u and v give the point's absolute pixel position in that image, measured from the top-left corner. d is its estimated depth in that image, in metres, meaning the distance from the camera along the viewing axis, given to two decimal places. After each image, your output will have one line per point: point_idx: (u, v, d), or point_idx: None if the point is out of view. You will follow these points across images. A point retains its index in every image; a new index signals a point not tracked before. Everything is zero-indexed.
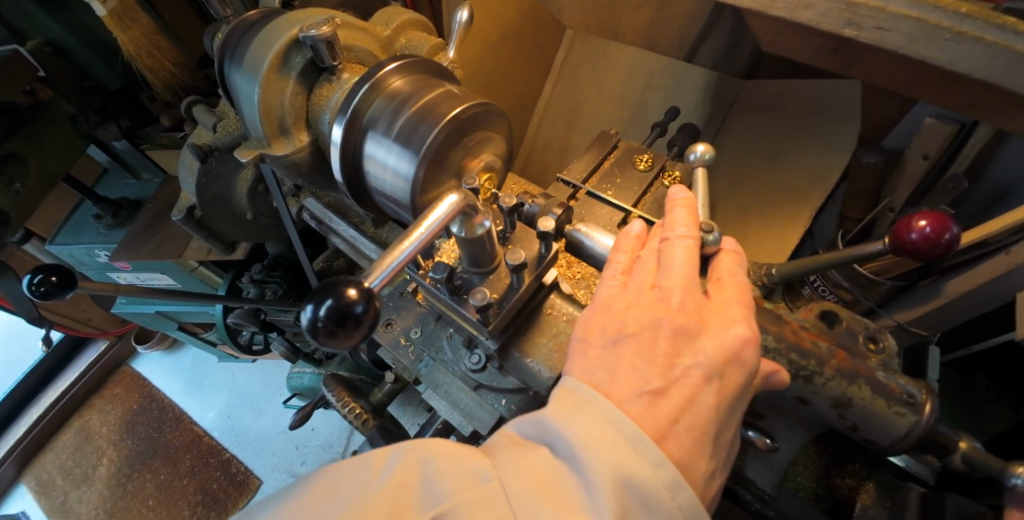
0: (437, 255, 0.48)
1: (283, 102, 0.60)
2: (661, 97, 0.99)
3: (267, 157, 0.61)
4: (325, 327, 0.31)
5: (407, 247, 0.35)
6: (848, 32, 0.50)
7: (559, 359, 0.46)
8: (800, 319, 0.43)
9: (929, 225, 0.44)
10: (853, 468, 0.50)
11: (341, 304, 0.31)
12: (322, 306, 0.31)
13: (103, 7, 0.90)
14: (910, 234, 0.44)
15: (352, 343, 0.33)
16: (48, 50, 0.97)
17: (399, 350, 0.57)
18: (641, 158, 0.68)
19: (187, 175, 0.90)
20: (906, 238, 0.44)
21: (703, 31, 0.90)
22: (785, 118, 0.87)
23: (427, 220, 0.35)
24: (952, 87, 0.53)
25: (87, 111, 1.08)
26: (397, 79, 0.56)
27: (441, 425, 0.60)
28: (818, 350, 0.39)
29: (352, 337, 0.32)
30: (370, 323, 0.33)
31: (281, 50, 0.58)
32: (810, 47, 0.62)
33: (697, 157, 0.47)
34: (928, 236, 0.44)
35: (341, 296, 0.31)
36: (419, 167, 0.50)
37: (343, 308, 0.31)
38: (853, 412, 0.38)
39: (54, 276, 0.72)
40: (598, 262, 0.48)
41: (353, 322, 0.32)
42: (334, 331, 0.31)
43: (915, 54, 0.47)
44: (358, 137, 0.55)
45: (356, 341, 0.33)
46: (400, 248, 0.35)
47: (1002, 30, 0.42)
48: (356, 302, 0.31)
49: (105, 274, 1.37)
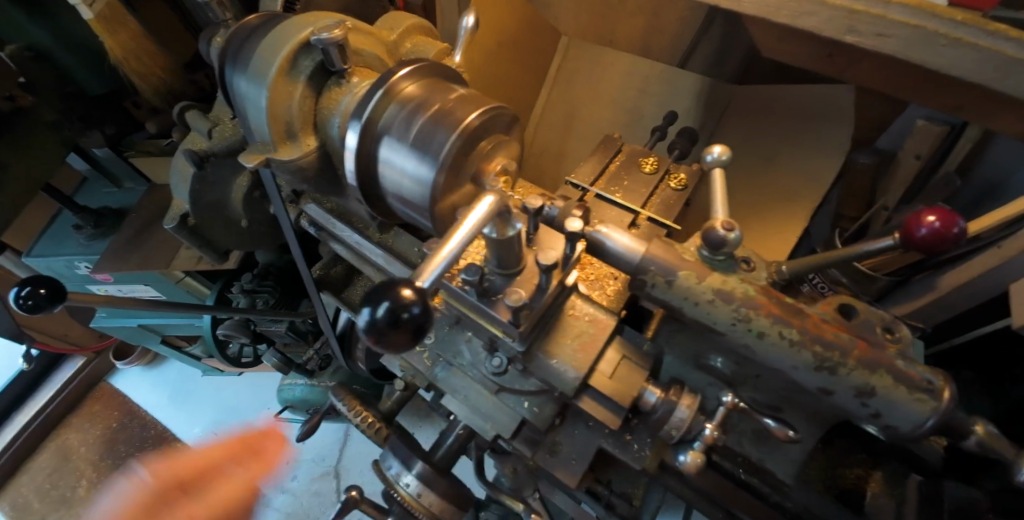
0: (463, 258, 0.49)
1: (291, 106, 0.59)
2: (658, 102, 1.00)
3: (273, 161, 0.60)
4: (379, 329, 0.29)
5: (453, 245, 0.33)
6: (849, 39, 0.50)
7: (584, 359, 0.47)
8: (819, 311, 0.44)
9: (931, 220, 0.44)
10: (862, 460, 0.60)
11: (397, 305, 0.29)
12: (378, 306, 0.29)
13: (89, 11, 0.92)
14: (919, 229, 0.44)
15: (402, 348, 0.31)
16: (28, 54, 1.02)
17: (414, 355, 0.59)
18: (647, 161, 0.70)
19: (180, 180, 0.88)
20: (916, 234, 0.44)
21: (695, 41, 0.93)
22: (778, 121, 0.87)
23: (469, 219, 0.34)
24: (942, 90, 0.55)
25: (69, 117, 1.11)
26: (409, 84, 0.55)
27: (463, 431, 0.56)
28: (840, 341, 0.40)
29: (404, 341, 0.31)
30: (423, 327, 0.31)
31: (290, 54, 0.57)
32: (799, 57, 0.64)
33: (712, 158, 0.47)
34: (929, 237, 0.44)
35: (397, 297, 0.29)
36: (439, 173, 0.50)
37: (400, 309, 0.29)
38: (877, 400, 0.39)
39: (42, 289, 0.69)
40: (620, 264, 0.48)
41: (406, 325, 0.30)
42: (388, 334, 0.29)
43: (912, 58, 0.49)
44: (372, 142, 0.55)
45: (406, 346, 0.31)
46: (446, 247, 0.33)
47: (993, 36, 0.44)
48: (413, 303, 0.30)
49: (84, 286, 1.37)
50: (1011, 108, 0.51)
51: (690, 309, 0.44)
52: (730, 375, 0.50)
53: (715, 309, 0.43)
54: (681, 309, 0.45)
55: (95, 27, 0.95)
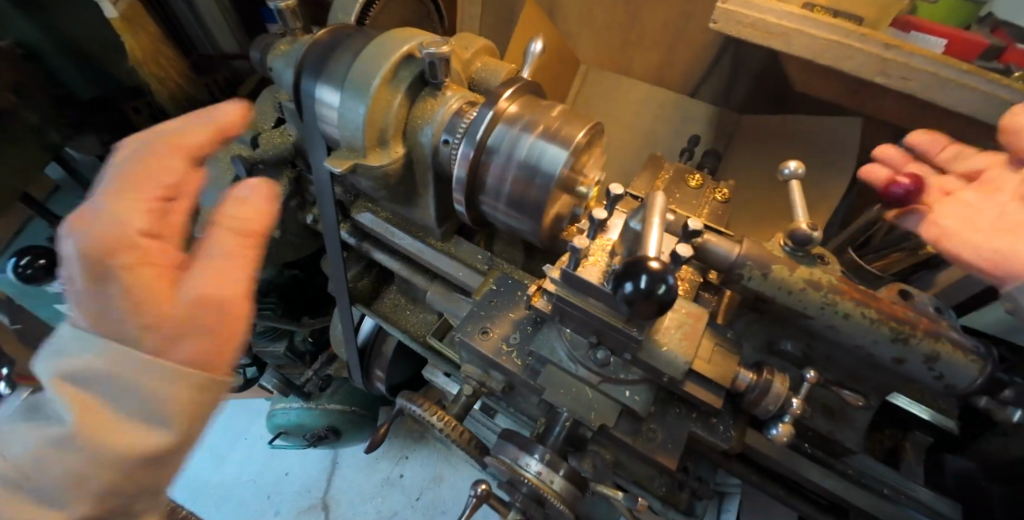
0: (589, 255, 0.52)
1: (388, 115, 0.62)
2: (673, 127, 1.11)
3: (363, 167, 0.62)
4: (641, 298, 0.39)
5: (653, 229, 0.45)
6: (879, 79, 0.61)
7: (689, 346, 0.52)
8: (886, 296, 0.53)
9: (914, 186, 0.61)
10: (890, 432, 0.71)
11: (654, 278, 0.39)
12: (639, 280, 0.39)
13: (114, 9, 0.91)
14: (894, 184, 0.61)
15: (645, 313, 0.41)
16: (19, 52, 0.97)
17: (503, 355, 0.62)
18: (692, 177, 0.79)
19: (216, 188, 0.85)
20: (893, 188, 0.61)
21: (707, 72, 1.07)
22: (782, 144, 0.98)
23: (657, 213, 0.46)
24: (940, 121, 0.68)
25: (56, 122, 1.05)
26: (511, 102, 0.59)
27: (570, 424, 0.59)
28: (910, 318, 0.49)
29: (650, 305, 0.40)
30: (668, 297, 0.40)
31: (393, 66, 0.60)
32: (822, 91, 0.76)
33: (789, 172, 0.55)
34: (994, 255, 0.53)
35: (651, 271, 0.39)
36: (555, 180, 0.54)
37: (656, 279, 0.39)
38: (941, 364, 0.48)
39: (41, 261, 0.75)
40: (724, 266, 0.54)
41: (658, 295, 0.39)
42: (645, 301, 0.39)
43: (927, 96, 0.60)
44: (480, 152, 0.58)
45: (650, 311, 0.40)
46: (649, 230, 0.45)
47: (990, 83, 0.57)
48: (664, 275, 0.39)
49: (51, 305, 1.24)
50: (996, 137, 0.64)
51: (782, 297, 0.52)
52: (799, 356, 0.59)
53: (807, 296, 0.50)
54: (774, 299, 0.52)
55: (118, 26, 0.93)
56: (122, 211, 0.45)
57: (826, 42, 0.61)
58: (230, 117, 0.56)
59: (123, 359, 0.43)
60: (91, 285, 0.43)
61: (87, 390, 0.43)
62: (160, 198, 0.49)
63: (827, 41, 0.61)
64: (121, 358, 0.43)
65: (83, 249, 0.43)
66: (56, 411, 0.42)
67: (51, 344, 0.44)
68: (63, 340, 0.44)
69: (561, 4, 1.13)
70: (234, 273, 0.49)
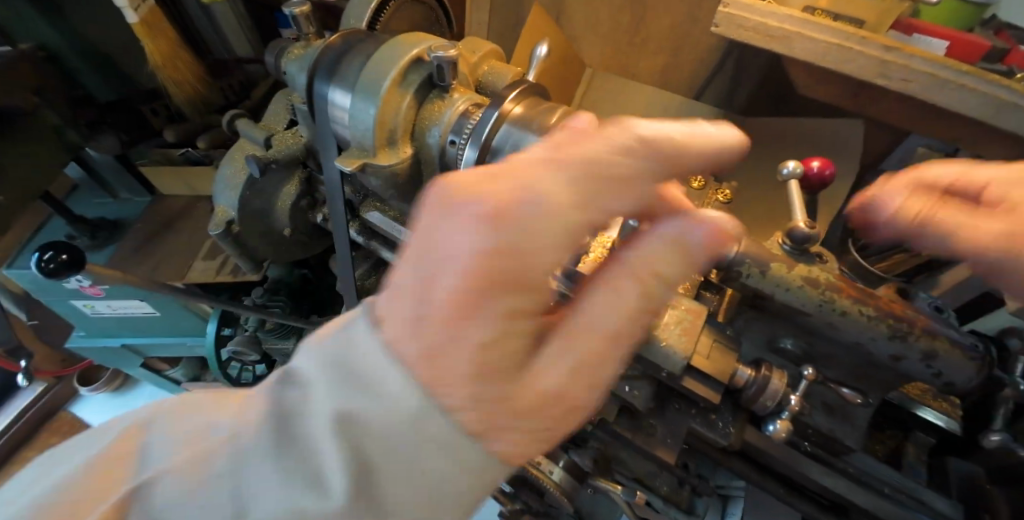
0: None
1: (397, 115, 0.64)
2: (678, 130, 1.12)
3: (372, 166, 0.64)
4: None
5: None
6: (879, 81, 0.62)
7: (688, 342, 0.53)
8: (885, 294, 0.53)
9: (825, 166, 0.64)
10: (892, 433, 0.71)
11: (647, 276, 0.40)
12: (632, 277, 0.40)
13: (135, 14, 0.94)
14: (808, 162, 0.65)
15: None
16: (41, 55, 1.04)
17: None
18: (695, 179, 0.80)
19: (231, 187, 0.89)
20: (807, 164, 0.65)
21: (711, 76, 1.08)
22: (785, 147, 0.99)
23: None
24: (943, 123, 0.68)
25: (74, 123, 1.09)
26: (516, 104, 0.61)
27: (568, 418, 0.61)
28: (907, 316, 0.49)
29: None
30: None
31: (403, 68, 0.62)
32: (823, 94, 0.77)
33: (789, 172, 0.57)
34: None
35: None
36: None
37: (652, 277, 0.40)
38: (939, 361, 0.48)
39: (64, 256, 0.77)
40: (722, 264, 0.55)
41: None
42: None
43: (929, 97, 0.61)
44: (485, 153, 0.60)
45: None
46: None
47: (990, 84, 0.58)
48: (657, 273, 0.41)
49: (68, 301, 1.28)
50: (996, 138, 0.65)
51: (781, 295, 0.53)
52: (798, 354, 0.60)
53: (805, 293, 0.51)
54: (773, 296, 0.53)
55: (139, 31, 0.97)
56: (524, 236, 0.31)
57: (826, 44, 0.62)
58: (710, 149, 0.41)
59: (421, 421, 0.31)
60: (421, 319, 0.31)
61: (355, 442, 0.32)
62: (583, 206, 0.33)
63: (828, 44, 0.62)
64: (421, 418, 0.31)
65: (473, 269, 0.30)
66: (315, 458, 0.33)
67: (326, 364, 0.35)
68: (344, 369, 0.34)
69: (568, 10, 1.16)
70: (626, 330, 0.36)
